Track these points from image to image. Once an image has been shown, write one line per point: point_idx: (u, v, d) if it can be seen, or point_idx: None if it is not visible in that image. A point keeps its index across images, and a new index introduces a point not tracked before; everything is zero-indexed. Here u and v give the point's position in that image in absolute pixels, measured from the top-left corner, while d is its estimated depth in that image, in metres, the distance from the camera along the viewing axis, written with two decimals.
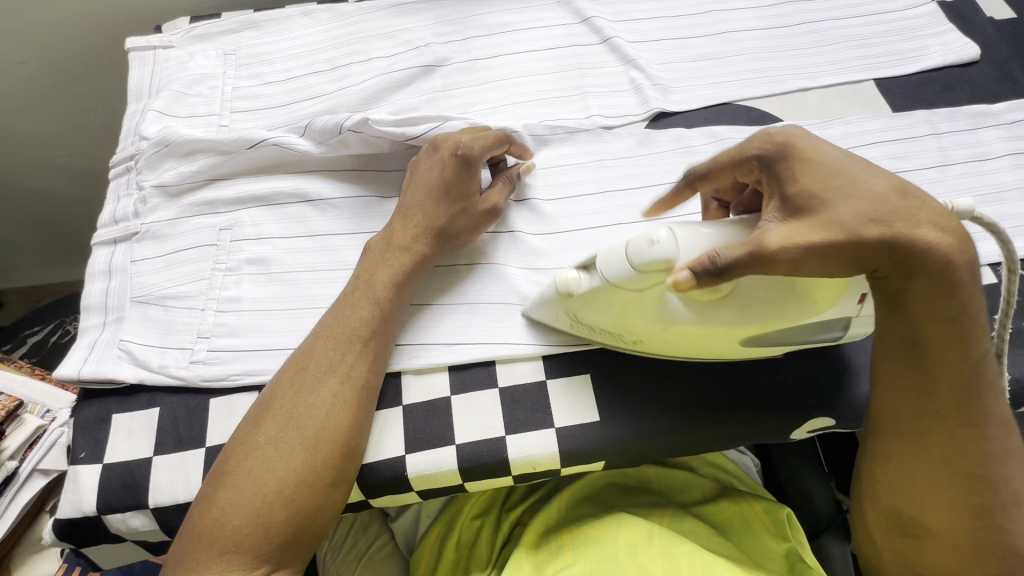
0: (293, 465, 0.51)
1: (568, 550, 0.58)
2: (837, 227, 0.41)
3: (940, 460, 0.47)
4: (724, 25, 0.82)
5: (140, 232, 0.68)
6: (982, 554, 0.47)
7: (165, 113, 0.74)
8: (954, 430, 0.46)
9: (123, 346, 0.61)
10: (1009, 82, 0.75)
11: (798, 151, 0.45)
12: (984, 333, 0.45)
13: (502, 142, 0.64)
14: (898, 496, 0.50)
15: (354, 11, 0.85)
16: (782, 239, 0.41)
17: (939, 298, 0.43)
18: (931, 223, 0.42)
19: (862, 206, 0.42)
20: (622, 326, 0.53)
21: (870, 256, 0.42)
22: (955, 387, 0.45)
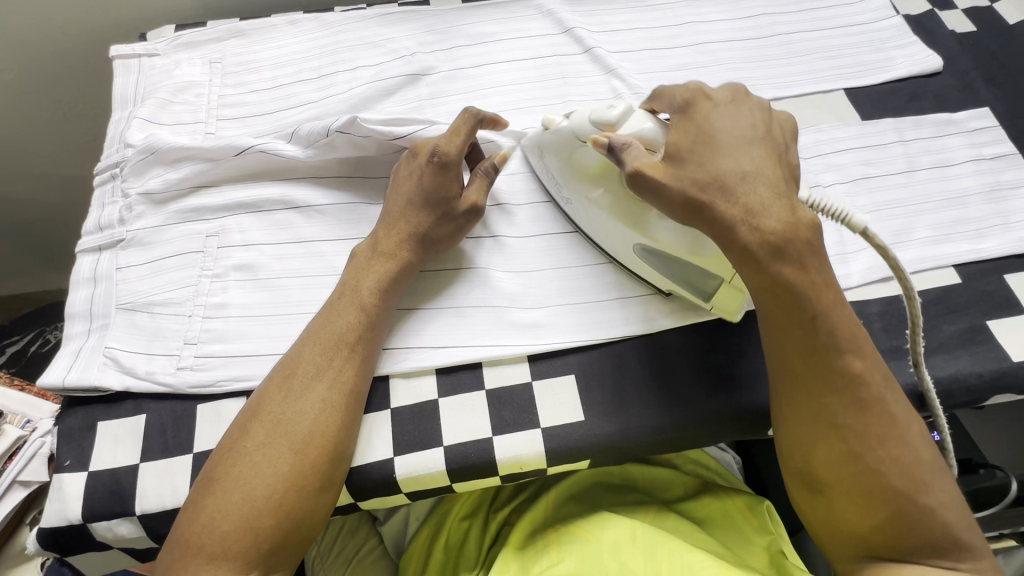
0: (281, 470, 0.52)
1: (553, 550, 0.59)
2: (673, 182, 0.51)
3: (807, 407, 0.50)
4: (701, 36, 0.85)
5: (125, 239, 0.68)
6: (871, 502, 0.48)
7: (151, 120, 0.75)
8: (816, 378, 0.49)
9: (108, 353, 0.61)
10: (969, 92, 0.79)
11: (691, 116, 0.54)
12: (819, 286, 0.50)
13: (470, 130, 0.63)
14: (795, 453, 0.51)
15: (340, 20, 0.86)
16: (638, 166, 0.52)
17: (765, 253, 0.49)
18: (756, 209, 0.49)
19: (700, 173, 0.51)
20: (568, 180, 0.64)
21: (687, 215, 0.51)
22: (803, 337, 0.49)
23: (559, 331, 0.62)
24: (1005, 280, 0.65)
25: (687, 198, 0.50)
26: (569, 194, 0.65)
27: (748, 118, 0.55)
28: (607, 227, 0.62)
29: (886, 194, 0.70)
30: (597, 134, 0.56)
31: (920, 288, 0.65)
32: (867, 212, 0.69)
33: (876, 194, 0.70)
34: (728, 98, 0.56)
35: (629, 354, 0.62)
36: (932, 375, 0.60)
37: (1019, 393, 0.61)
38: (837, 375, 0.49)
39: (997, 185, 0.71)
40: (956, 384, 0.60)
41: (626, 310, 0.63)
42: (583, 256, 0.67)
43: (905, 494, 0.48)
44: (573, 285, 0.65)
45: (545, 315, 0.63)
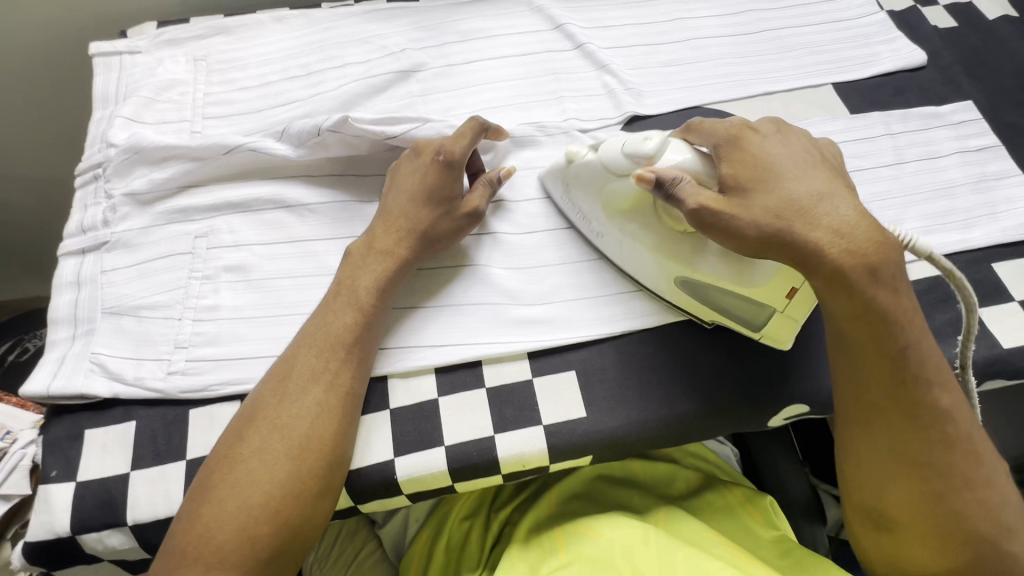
0: (278, 476, 0.50)
1: (563, 551, 0.58)
2: (747, 215, 0.51)
3: (890, 445, 0.50)
4: (691, 32, 0.85)
5: (109, 241, 0.66)
6: (942, 543, 0.49)
7: (134, 119, 0.73)
8: (899, 414, 0.50)
9: (95, 359, 0.59)
10: (953, 85, 0.80)
11: (742, 146, 0.55)
12: (908, 320, 0.50)
13: (477, 138, 0.64)
14: (867, 488, 0.52)
15: (328, 17, 0.84)
16: (703, 203, 0.52)
17: (857, 285, 0.48)
18: (841, 233, 0.49)
19: (771, 205, 0.51)
20: (598, 216, 0.62)
21: (762, 249, 0.51)
22: (887, 371, 0.50)
23: (560, 326, 0.62)
24: (993, 269, 0.67)
25: (763, 229, 0.50)
26: (599, 228, 0.63)
27: (797, 146, 0.56)
28: (643, 261, 0.61)
29: (876, 186, 0.71)
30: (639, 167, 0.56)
31: (912, 279, 0.66)
32: None
33: (867, 186, 0.71)
34: (772, 130, 0.57)
35: (629, 349, 0.61)
36: None
37: (1009, 379, 0.62)
38: (920, 412, 0.50)
39: (982, 176, 0.73)
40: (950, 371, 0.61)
41: (626, 305, 0.63)
42: (581, 253, 0.66)
43: (981, 536, 0.49)
44: (572, 281, 0.65)
45: (545, 311, 0.63)
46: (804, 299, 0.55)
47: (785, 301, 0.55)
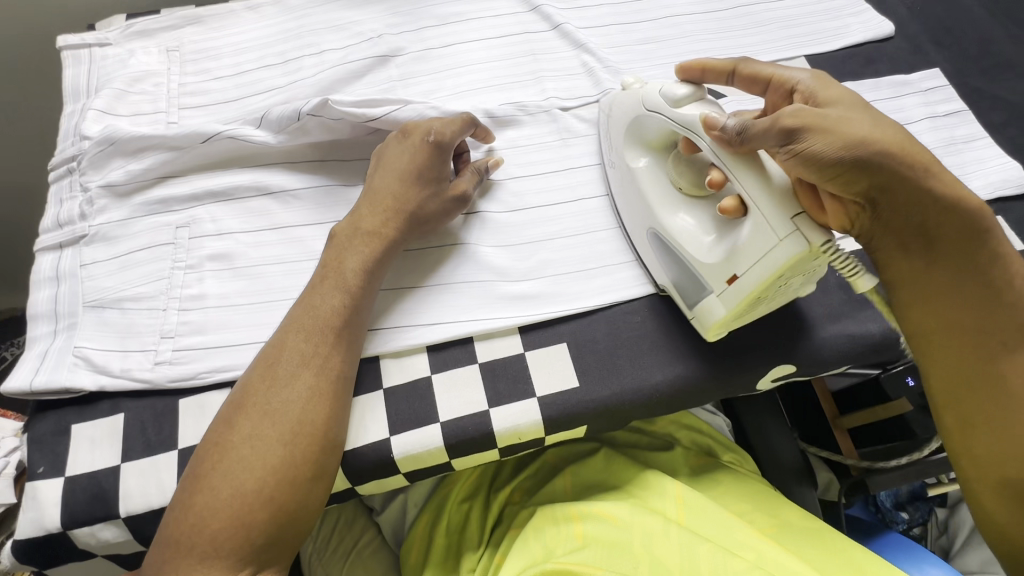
0: (271, 463, 0.50)
1: (579, 534, 0.57)
2: (849, 129, 0.47)
3: (1009, 395, 0.51)
4: (667, 10, 0.86)
5: (87, 234, 0.64)
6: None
7: (107, 112, 0.71)
8: (994, 372, 0.52)
9: (78, 353, 0.58)
10: (920, 54, 0.83)
11: (829, 88, 0.53)
12: (1005, 264, 0.52)
13: (468, 127, 0.65)
14: (998, 451, 0.51)
15: (303, 4, 0.84)
16: (797, 117, 0.48)
17: (940, 230, 0.50)
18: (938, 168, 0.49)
19: (872, 127, 0.48)
20: (618, 144, 0.65)
21: (864, 167, 0.47)
22: (972, 328, 0.52)
23: (550, 300, 0.62)
24: None
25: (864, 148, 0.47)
26: (614, 159, 0.66)
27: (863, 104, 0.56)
28: (632, 203, 0.63)
29: None
30: (669, 111, 0.56)
31: None
32: None
33: None
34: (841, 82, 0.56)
35: (617, 320, 0.62)
36: None
37: None
38: (1014, 368, 0.51)
39: (952, 140, 0.75)
40: None
41: (613, 276, 0.64)
42: (569, 228, 0.67)
43: None
44: (560, 256, 0.65)
45: (534, 286, 0.63)
46: (741, 292, 0.53)
47: (722, 286, 0.54)
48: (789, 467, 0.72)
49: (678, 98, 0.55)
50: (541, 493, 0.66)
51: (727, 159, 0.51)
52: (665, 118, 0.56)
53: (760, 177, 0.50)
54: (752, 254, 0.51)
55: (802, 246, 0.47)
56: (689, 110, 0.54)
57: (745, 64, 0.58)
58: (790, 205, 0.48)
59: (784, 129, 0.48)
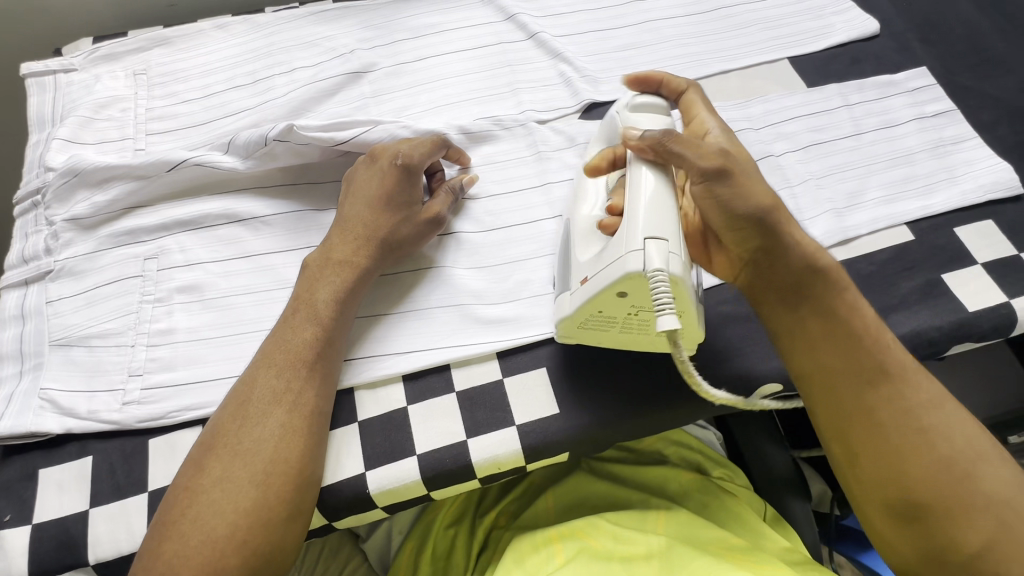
0: (242, 506, 0.48)
1: (558, 554, 0.54)
2: (756, 184, 0.49)
3: (884, 421, 0.46)
4: (645, 14, 0.84)
5: (53, 269, 0.63)
6: (971, 515, 0.44)
7: (72, 141, 0.70)
8: (870, 406, 0.47)
9: (44, 395, 0.56)
10: (907, 53, 0.80)
11: (739, 142, 0.54)
12: (854, 302, 0.49)
13: (439, 147, 0.63)
14: (876, 480, 0.46)
15: (272, 21, 0.82)
16: (712, 160, 0.49)
17: (806, 285, 0.49)
18: (803, 232, 0.50)
19: (764, 189, 0.49)
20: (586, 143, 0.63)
21: (755, 226, 0.48)
22: (844, 362, 0.48)
23: (527, 324, 0.61)
24: (956, 233, 0.67)
25: (761, 208, 0.48)
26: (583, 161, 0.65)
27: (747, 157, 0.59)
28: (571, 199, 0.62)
29: (835, 158, 0.71)
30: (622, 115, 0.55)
31: (875, 249, 0.66)
32: (820, 177, 0.70)
33: (826, 159, 0.71)
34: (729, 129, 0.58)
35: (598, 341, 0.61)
36: (896, 332, 0.61)
37: (976, 342, 0.62)
38: (887, 394, 0.47)
39: (940, 141, 0.73)
40: (919, 338, 0.61)
41: None
42: (547, 247, 0.65)
43: (1010, 503, 0.44)
44: (537, 276, 0.63)
45: (511, 310, 0.62)
46: (588, 300, 0.49)
47: (577, 285, 0.51)
48: (779, 477, 0.70)
49: (634, 103, 0.55)
50: (525, 515, 0.64)
51: (648, 170, 0.49)
52: (620, 121, 0.55)
53: (657, 180, 0.49)
54: (606, 260, 0.48)
55: (639, 266, 0.44)
56: (636, 117, 0.54)
57: (695, 90, 0.58)
58: (654, 224, 0.45)
59: (704, 168, 0.48)
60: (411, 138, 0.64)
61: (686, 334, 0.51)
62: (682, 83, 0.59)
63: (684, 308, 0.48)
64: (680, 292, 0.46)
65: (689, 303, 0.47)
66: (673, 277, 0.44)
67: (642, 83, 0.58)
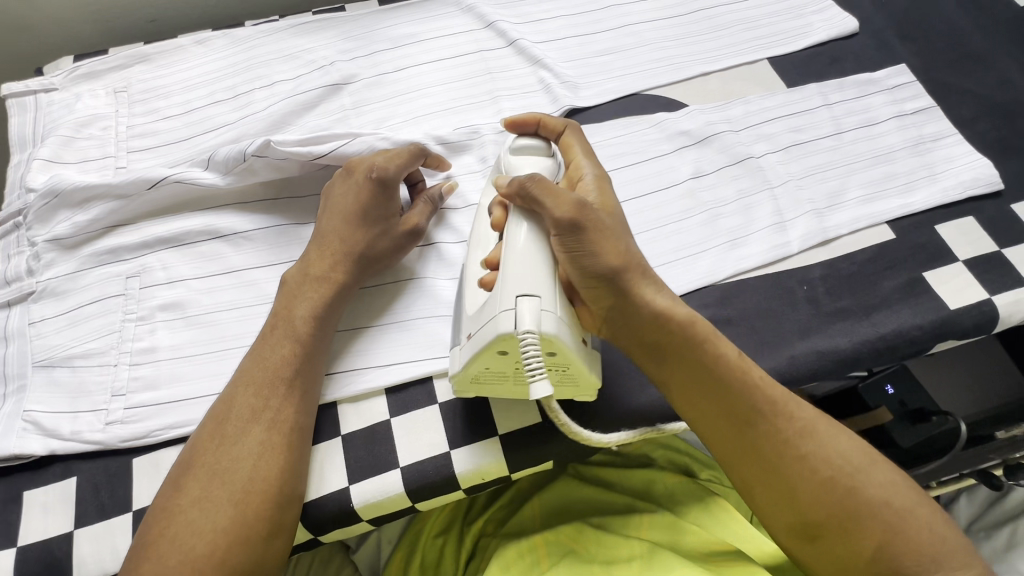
0: (221, 524, 0.47)
1: (543, 560, 0.54)
2: (614, 242, 0.49)
3: (762, 455, 0.49)
4: (625, 18, 0.84)
5: (35, 290, 0.63)
6: (860, 527, 0.46)
7: (53, 160, 0.70)
8: (750, 444, 0.49)
9: (28, 417, 0.57)
10: (886, 50, 0.80)
11: (611, 192, 0.54)
12: (723, 348, 0.50)
13: (416, 157, 0.63)
14: (771, 506, 0.49)
15: (251, 34, 0.82)
16: (574, 213, 0.47)
17: (666, 339, 0.50)
18: (662, 290, 0.51)
19: (620, 248, 0.49)
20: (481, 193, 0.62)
21: (604, 285, 0.48)
22: (719, 403, 0.50)
23: None
24: (937, 231, 0.67)
25: (611, 268, 0.48)
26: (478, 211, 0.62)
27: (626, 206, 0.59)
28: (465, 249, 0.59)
29: (816, 158, 0.72)
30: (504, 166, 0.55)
31: (856, 249, 0.66)
32: (800, 178, 0.70)
33: (806, 159, 0.71)
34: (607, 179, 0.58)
35: None
36: (877, 332, 0.61)
37: (959, 339, 0.62)
38: (763, 431, 0.49)
39: (921, 139, 0.73)
40: (900, 337, 0.61)
41: None
42: None
43: (895, 509, 0.46)
44: None
45: None
46: (474, 358, 0.49)
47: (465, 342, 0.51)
48: None
49: (516, 146, 0.55)
50: (511, 522, 0.64)
51: (518, 220, 0.49)
52: (503, 166, 0.55)
53: (526, 243, 0.48)
54: (485, 319, 0.47)
55: (509, 327, 0.45)
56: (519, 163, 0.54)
57: (573, 132, 0.58)
58: (528, 283, 0.46)
59: (562, 221, 0.47)
60: (387, 149, 0.63)
61: (579, 380, 0.51)
62: (563, 126, 0.58)
63: (566, 360, 0.48)
64: (559, 348, 0.46)
65: (571, 357, 0.47)
66: (547, 335, 0.45)
67: (521, 125, 0.58)
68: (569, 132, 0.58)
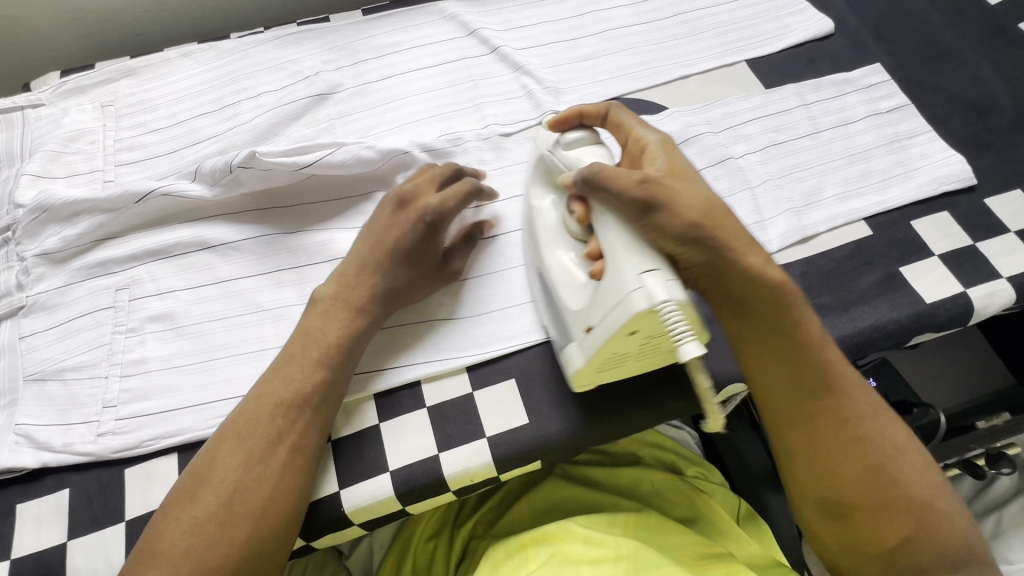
0: (235, 539, 0.48)
1: (530, 560, 0.55)
2: (692, 199, 0.49)
3: (824, 431, 0.51)
4: (605, 24, 0.85)
5: (25, 305, 0.64)
6: (892, 512, 0.49)
7: (41, 175, 0.70)
8: (809, 417, 0.52)
9: (20, 430, 0.57)
10: (861, 50, 0.82)
11: (677, 150, 0.55)
12: (801, 317, 0.52)
13: (472, 195, 0.61)
14: (815, 479, 0.51)
15: (237, 46, 0.83)
16: (645, 187, 0.48)
17: (754, 300, 0.51)
18: (750, 241, 0.51)
19: (698, 205, 0.49)
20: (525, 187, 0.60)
21: (696, 245, 0.48)
22: (791, 378, 0.52)
23: (492, 337, 0.62)
24: (912, 226, 0.68)
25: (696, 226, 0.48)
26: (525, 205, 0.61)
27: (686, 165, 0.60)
28: (531, 244, 0.59)
29: (794, 157, 0.73)
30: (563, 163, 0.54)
31: (834, 246, 0.68)
32: (779, 177, 0.72)
33: (784, 159, 0.73)
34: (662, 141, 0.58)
35: None
36: (856, 327, 0.62)
37: (935, 332, 0.64)
38: (824, 408, 0.51)
39: (896, 136, 0.74)
40: (878, 332, 0.62)
41: None
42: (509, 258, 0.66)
43: (926, 503, 0.49)
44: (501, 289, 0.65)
45: (479, 324, 0.63)
46: (599, 346, 0.48)
47: (584, 335, 0.50)
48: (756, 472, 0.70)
49: (566, 141, 0.54)
50: (500, 524, 0.65)
51: (601, 210, 0.49)
52: (560, 162, 0.55)
53: (615, 224, 0.48)
54: (605, 308, 0.47)
55: (644, 304, 0.43)
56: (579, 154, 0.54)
57: (618, 108, 0.59)
58: (642, 260, 0.45)
59: (636, 198, 0.47)
60: (439, 178, 0.62)
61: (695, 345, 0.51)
62: (607, 109, 0.58)
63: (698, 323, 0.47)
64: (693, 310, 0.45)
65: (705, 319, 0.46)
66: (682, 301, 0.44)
67: (564, 122, 0.57)
68: (614, 110, 0.58)
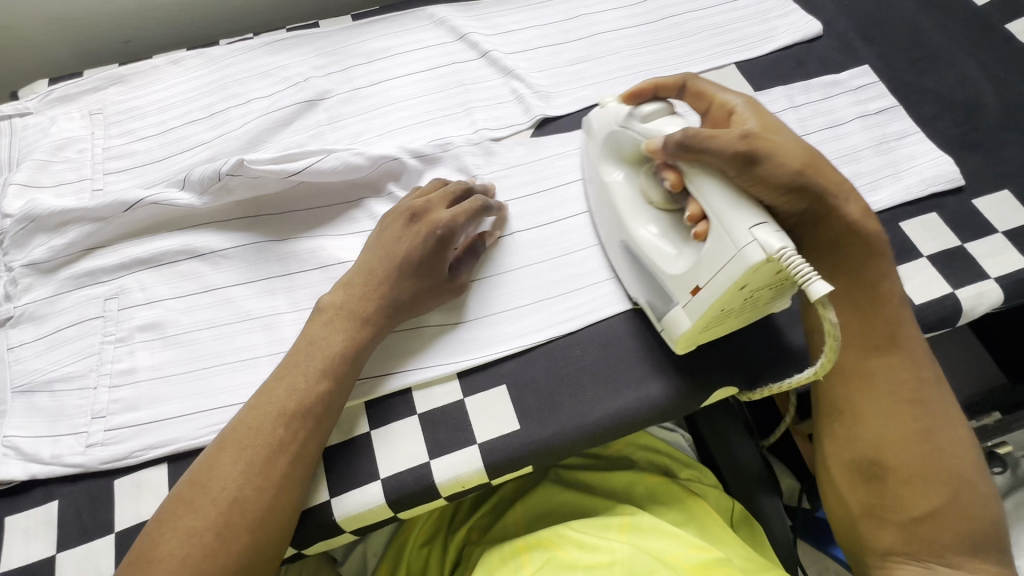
0: (234, 548, 0.48)
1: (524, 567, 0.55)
2: (790, 151, 0.53)
3: (886, 389, 0.54)
4: (595, 27, 0.85)
5: (13, 315, 0.64)
6: (928, 475, 0.52)
7: (29, 185, 0.70)
8: (868, 371, 0.55)
9: (8, 442, 0.57)
10: (849, 52, 0.82)
11: (763, 109, 0.58)
12: (887, 275, 0.56)
13: (480, 213, 0.63)
14: (865, 433, 0.54)
15: (226, 53, 0.82)
16: (747, 144, 0.51)
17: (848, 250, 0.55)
18: (844, 191, 0.55)
19: (797, 156, 0.53)
20: (595, 161, 0.66)
21: (794, 195, 0.52)
22: (867, 334, 0.55)
23: (482, 343, 0.62)
24: (901, 228, 0.68)
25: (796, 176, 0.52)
26: (596, 179, 0.66)
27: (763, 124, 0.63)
28: (608, 215, 0.64)
29: None
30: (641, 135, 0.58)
31: None
32: None
33: None
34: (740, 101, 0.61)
35: (557, 354, 0.62)
36: None
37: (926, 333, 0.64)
38: (887, 367, 0.55)
39: (884, 138, 0.75)
40: None
41: (546, 313, 0.64)
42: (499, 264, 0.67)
43: (959, 474, 0.52)
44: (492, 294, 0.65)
45: (470, 329, 0.63)
46: (706, 303, 0.52)
47: (688, 296, 0.53)
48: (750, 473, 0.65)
49: (644, 114, 0.58)
50: (495, 530, 0.65)
51: (698, 173, 0.52)
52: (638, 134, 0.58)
53: (714, 184, 0.51)
54: (713, 264, 0.50)
55: (759, 255, 0.46)
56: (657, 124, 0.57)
57: (693, 77, 0.60)
58: (753, 214, 0.48)
59: (738, 154, 0.50)
60: (448, 194, 0.63)
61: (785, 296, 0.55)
62: (682, 79, 0.60)
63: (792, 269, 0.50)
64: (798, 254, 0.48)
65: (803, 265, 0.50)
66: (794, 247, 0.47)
67: (639, 95, 0.61)
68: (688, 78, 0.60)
